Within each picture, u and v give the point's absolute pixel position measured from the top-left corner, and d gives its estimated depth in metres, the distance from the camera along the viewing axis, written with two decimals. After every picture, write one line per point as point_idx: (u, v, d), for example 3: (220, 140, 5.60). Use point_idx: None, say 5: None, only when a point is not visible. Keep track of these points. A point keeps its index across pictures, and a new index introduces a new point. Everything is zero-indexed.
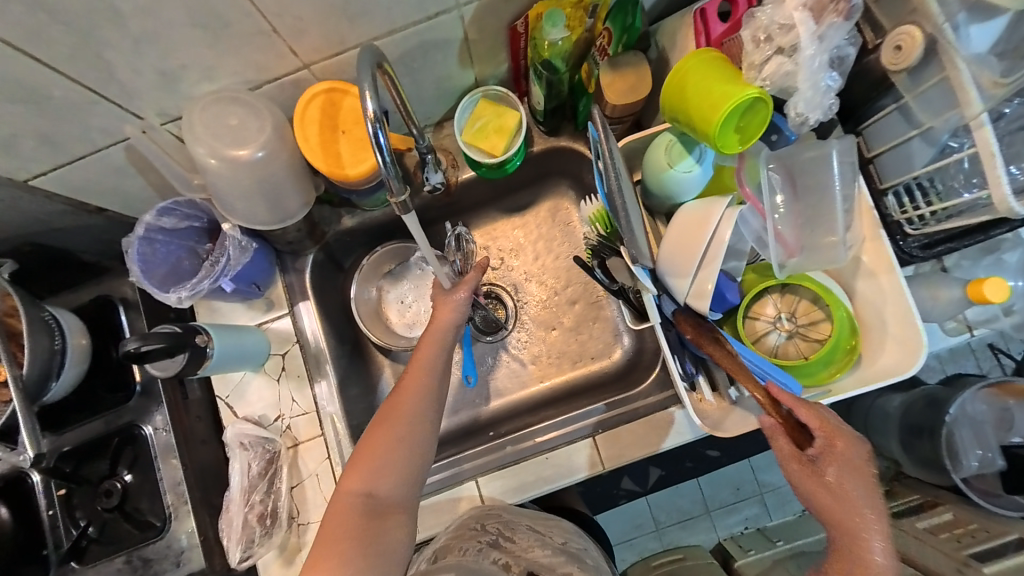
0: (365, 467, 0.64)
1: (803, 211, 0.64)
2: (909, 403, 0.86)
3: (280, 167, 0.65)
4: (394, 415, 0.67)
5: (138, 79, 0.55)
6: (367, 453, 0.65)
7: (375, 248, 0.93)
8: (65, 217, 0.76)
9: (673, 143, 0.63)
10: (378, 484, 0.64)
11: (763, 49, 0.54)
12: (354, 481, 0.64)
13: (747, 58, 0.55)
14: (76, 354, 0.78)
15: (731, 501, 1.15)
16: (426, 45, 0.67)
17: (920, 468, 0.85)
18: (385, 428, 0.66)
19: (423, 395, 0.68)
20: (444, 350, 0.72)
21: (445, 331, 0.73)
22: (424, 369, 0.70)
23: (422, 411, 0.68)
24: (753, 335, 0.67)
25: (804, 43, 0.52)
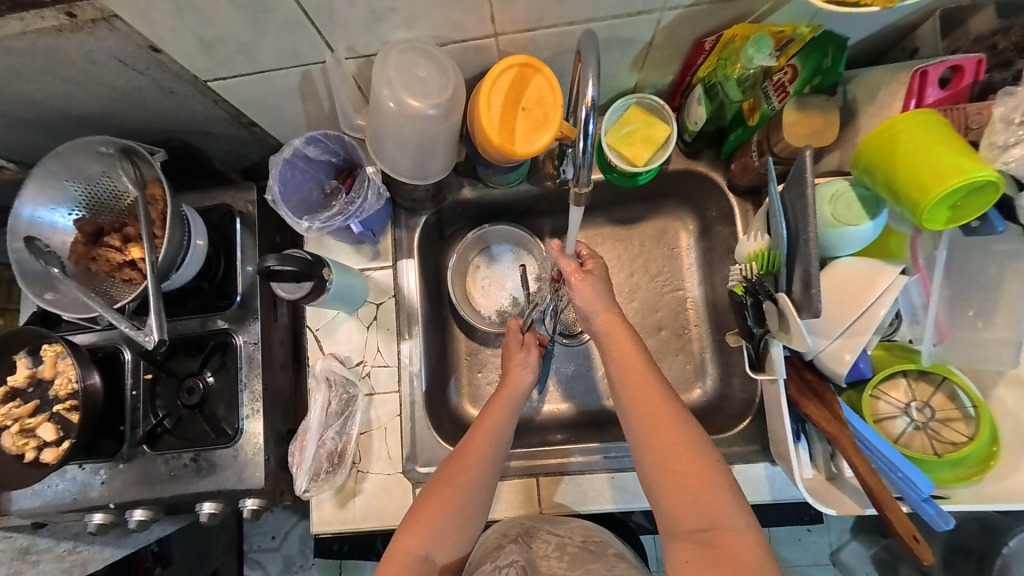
0: (424, 531, 0.65)
1: (974, 301, 0.60)
2: (957, 524, 0.86)
3: (444, 127, 0.65)
4: (455, 482, 0.67)
5: (349, 13, 0.57)
6: (429, 517, 0.65)
7: (483, 225, 0.94)
8: (219, 123, 0.79)
9: (843, 195, 0.58)
10: (434, 548, 0.65)
11: (1015, 131, 0.51)
12: (413, 542, 0.64)
13: (993, 136, 0.53)
14: (195, 254, 0.82)
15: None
16: (612, 41, 0.66)
17: None
18: (447, 493, 0.66)
19: (487, 467, 0.68)
20: (511, 416, 0.73)
21: (515, 398, 0.74)
22: (491, 439, 0.70)
23: (483, 481, 0.68)
24: (876, 415, 0.63)
25: None
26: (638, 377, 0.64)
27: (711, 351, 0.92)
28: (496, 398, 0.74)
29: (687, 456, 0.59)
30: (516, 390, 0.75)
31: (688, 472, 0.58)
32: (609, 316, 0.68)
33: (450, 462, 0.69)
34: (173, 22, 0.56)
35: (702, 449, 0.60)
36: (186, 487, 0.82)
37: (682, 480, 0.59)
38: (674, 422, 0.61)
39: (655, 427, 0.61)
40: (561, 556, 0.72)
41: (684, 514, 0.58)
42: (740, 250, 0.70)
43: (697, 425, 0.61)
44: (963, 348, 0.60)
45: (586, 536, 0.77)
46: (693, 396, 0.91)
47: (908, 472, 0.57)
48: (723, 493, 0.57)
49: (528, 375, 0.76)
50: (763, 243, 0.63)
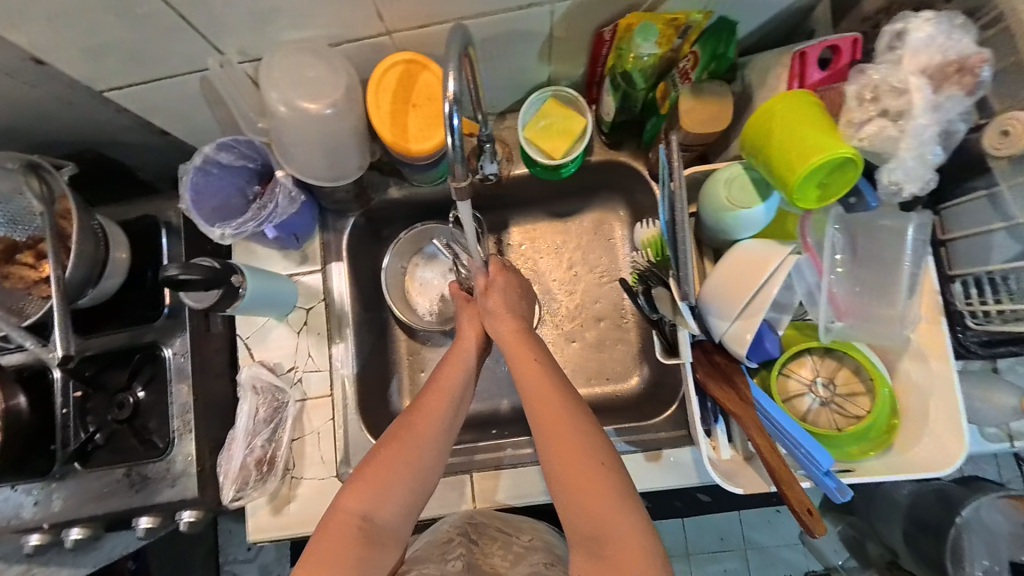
0: (369, 487, 0.60)
1: (865, 279, 0.62)
2: (920, 496, 0.86)
3: (346, 126, 0.65)
4: (405, 435, 0.63)
5: (230, 15, 0.56)
6: (376, 472, 0.61)
7: (416, 224, 0.93)
8: (132, 133, 0.78)
9: (736, 178, 0.59)
10: (378, 509, 0.60)
11: (867, 109, 0.50)
12: (355, 501, 0.60)
13: (847, 113, 0.51)
14: (115, 266, 0.81)
15: (714, 549, 1.12)
16: (512, 34, 0.66)
17: (915, 563, 0.85)
18: (396, 447, 0.62)
19: (440, 422, 0.64)
20: (469, 375, 0.69)
21: (470, 357, 0.71)
22: (447, 395, 0.66)
23: (437, 440, 0.64)
24: (783, 394, 0.64)
25: (918, 111, 0.48)
26: (537, 388, 0.63)
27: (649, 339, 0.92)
28: (453, 354, 0.71)
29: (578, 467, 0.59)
30: (472, 347, 0.72)
31: (579, 481, 0.58)
32: (511, 328, 0.69)
33: (403, 417, 0.65)
34: (48, 32, 0.56)
35: (597, 455, 0.59)
36: (118, 504, 0.81)
37: (574, 490, 0.58)
38: (569, 430, 0.60)
39: (550, 437, 0.60)
40: (507, 552, 0.72)
41: (578, 523, 0.58)
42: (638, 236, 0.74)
43: (594, 432, 0.60)
44: (862, 325, 0.61)
45: (535, 535, 0.77)
46: (631, 384, 0.92)
47: (809, 449, 0.57)
48: (612, 501, 0.57)
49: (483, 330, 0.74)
50: (654, 230, 0.70)
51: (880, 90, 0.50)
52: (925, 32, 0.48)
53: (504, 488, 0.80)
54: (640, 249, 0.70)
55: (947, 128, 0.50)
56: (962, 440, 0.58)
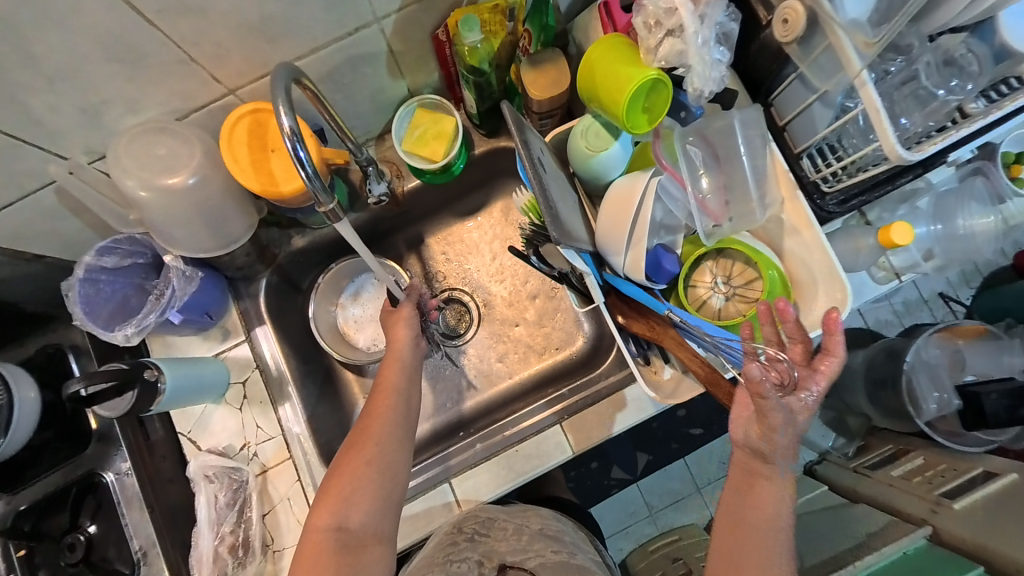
0: (335, 498, 0.62)
1: (726, 178, 0.67)
2: (871, 357, 0.98)
3: (216, 190, 0.66)
4: (363, 441, 0.65)
5: (60, 119, 0.56)
6: (339, 480, 0.63)
7: (330, 265, 0.94)
8: (3, 269, 0.75)
9: (590, 128, 0.64)
10: (347, 516, 0.61)
11: (655, 33, 0.52)
12: (323, 516, 0.61)
13: (642, 43, 0.53)
14: (25, 407, 0.76)
15: (721, 474, 1.15)
16: (353, 60, 0.69)
17: (888, 419, 0.97)
18: (354, 454, 0.64)
19: (392, 419, 0.67)
20: (407, 372, 0.72)
21: (406, 356, 0.73)
22: (394, 393, 0.69)
23: (391, 434, 0.66)
24: (697, 302, 0.70)
25: (687, 22, 0.50)
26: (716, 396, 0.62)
27: None
28: (391, 356, 0.73)
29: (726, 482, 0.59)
30: (406, 344, 0.74)
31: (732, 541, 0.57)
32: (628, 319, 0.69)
33: (356, 426, 0.67)
34: None
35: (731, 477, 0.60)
36: None
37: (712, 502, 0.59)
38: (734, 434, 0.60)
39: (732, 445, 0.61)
40: (516, 535, 0.78)
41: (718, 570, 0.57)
42: (520, 206, 0.80)
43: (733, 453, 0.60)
44: (736, 221, 0.67)
45: (543, 525, 0.82)
46: (578, 345, 0.96)
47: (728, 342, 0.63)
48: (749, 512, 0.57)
49: (409, 329, 0.74)
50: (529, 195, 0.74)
51: (658, 15, 0.51)
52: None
53: (485, 481, 0.81)
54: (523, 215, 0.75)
55: (719, 31, 0.52)
56: (844, 292, 0.65)
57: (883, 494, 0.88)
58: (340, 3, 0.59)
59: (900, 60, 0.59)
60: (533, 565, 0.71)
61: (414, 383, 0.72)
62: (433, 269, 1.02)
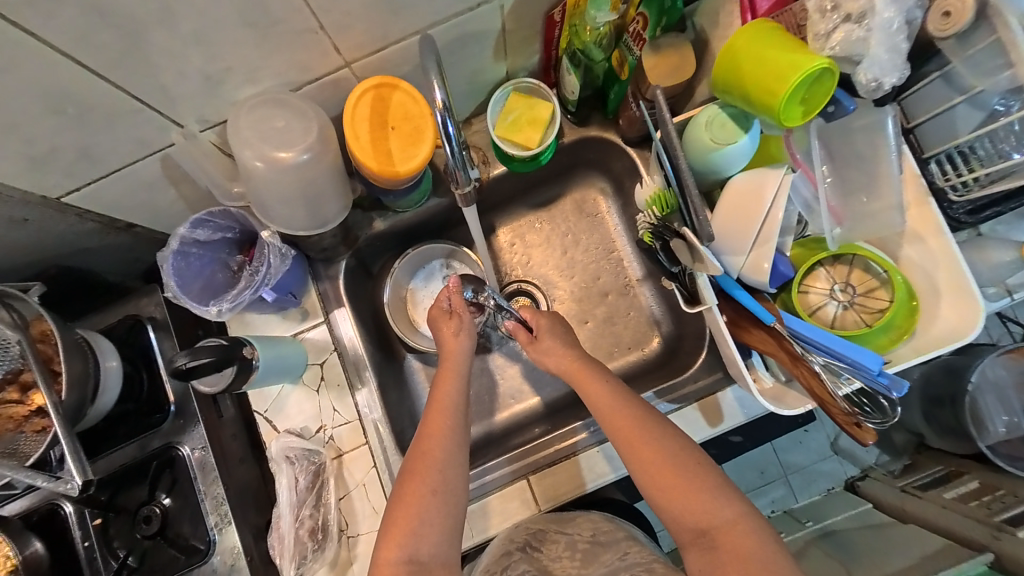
0: (404, 530, 0.59)
1: (849, 178, 0.66)
2: (929, 373, 0.93)
3: (324, 168, 0.64)
4: (425, 466, 0.61)
5: (184, 84, 0.54)
6: (405, 511, 0.59)
7: (405, 251, 0.91)
8: (93, 237, 0.74)
9: (715, 119, 0.62)
10: (418, 547, 0.58)
11: (830, 18, 0.51)
12: (393, 548, 0.58)
13: (812, 28, 0.52)
14: (109, 377, 0.75)
15: (758, 485, 1.12)
16: (465, 38, 0.66)
17: (942, 438, 0.92)
18: (418, 481, 0.61)
19: (451, 442, 0.64)
20: (462, 387, 0.70)
21: (460, 368, 0.72)
22: (450, 412, 0.66)
23: (453, 458, 0.63)
24: (807, 307, 0.67)
25: (877, 6, 0.49)
26: (611, 410, 0.64)
27: (657, 299, 0.94)
28: (444, 371, 0.71)
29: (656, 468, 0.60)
30: (459, 357, 0.73)
31: (682, 492, 0.58)
32: (732, 314, 0.67)
33: (414, 448, 0.64)
34: None
35: (685, 455, 0.60)
36: None
37: (660, 486, 0.59)
38: (648, 433, 0.61)
39: (636, 449, 0.61)
40: (574, 554, 0.75)
41: (679, 523, 0.59)
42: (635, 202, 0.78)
43: (675, 434, 0.62)
44: (859, 223, 0.65)
45: (595, 529, 0.79)
46: (652, 346, 0.93)
47: (857, 358, 0.60)
48: (706, 489, 0.58)
49: (465, 340, 0.74)
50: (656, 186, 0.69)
51: None
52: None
53: (580, 474, 0.79)
54: (646, 208, 0.69)
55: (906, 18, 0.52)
56: (973, 305, 0.62)
57: (933, 514, 0.84)
58: None
59: None
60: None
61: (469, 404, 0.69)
62: (502, 259, 0.99)
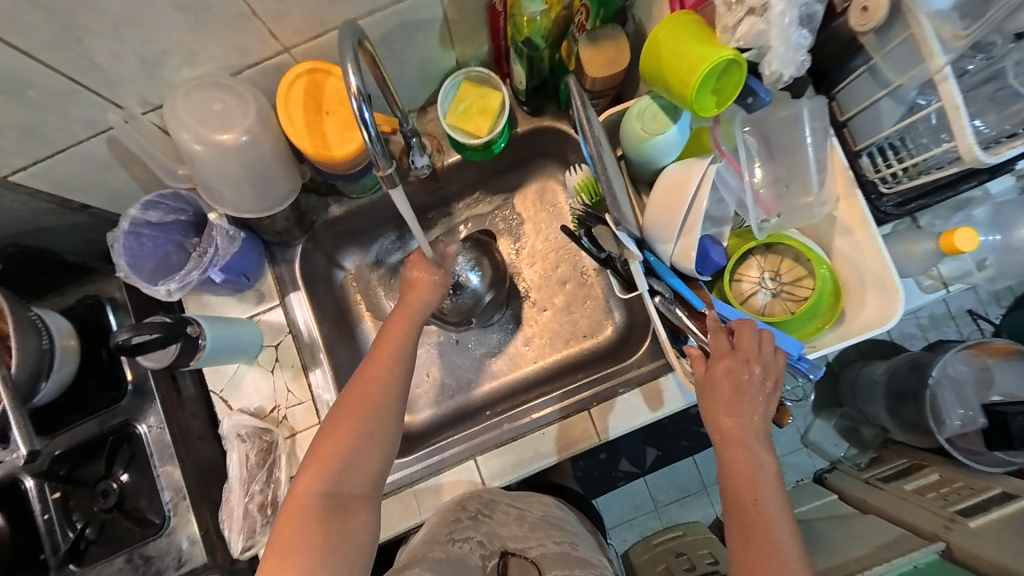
0: (327, 466, 0.59)
1: (781, 169, 0.68)
2: (894, 369, 0.95)
3: (266, 151, 0.65)
4: (359, 408, 0.62)
5: (120, 66, 0.55)
6: (328, 450, 0.60)
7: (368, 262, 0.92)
8: (49, 216, 0.76)
9: (646, 110, 0.63)
10: (339, 483, 0.59)
11: (735, 11, 0.51)
12: (314, 481, 0.59)
13: (720, 21, 0.52)
14: (65, 354, 0.77)
15: None
16: (407, 26, 0.68)
17: (907, 432, 0.93)
18: (349, 421, 0.61)
19: (390, 385, 0.64)
20: (416, 336, 0.69)
21: (420, 313, 0.71)
22: (394, 355, 0.66)
23: (391, 401, 0.64)
24: (739, 296, 0.69)
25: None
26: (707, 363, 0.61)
27: (612, 289, 0.96)
28: (402, 308, 0.71)
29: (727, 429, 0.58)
30: (424, 299, 0.72)
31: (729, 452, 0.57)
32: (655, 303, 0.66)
33: (349, 388, 0.64)
34: None
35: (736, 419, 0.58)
36: None
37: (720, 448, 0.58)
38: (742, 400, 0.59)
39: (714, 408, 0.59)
40: (522, 522, 0.76)
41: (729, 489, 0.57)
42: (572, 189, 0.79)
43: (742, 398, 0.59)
44: (788, 214, 0.68)
45: (545, 511, 0.81)
46: (606, 334, 0.95)
47: (777, 342, 0.61)
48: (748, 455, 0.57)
49: (430, 296, 0.72)
50: (585, 173, 0.72)
51: None
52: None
53: (523, 458, 0.80)
54: (576, 195, 0.73)
55: (805, 11, 0.51)
56: (895, 295, 0.63)
57: (893, 506, 0.86)
58: None
59: (980, 58, 0.56)
60: (535, 554, 0.70)
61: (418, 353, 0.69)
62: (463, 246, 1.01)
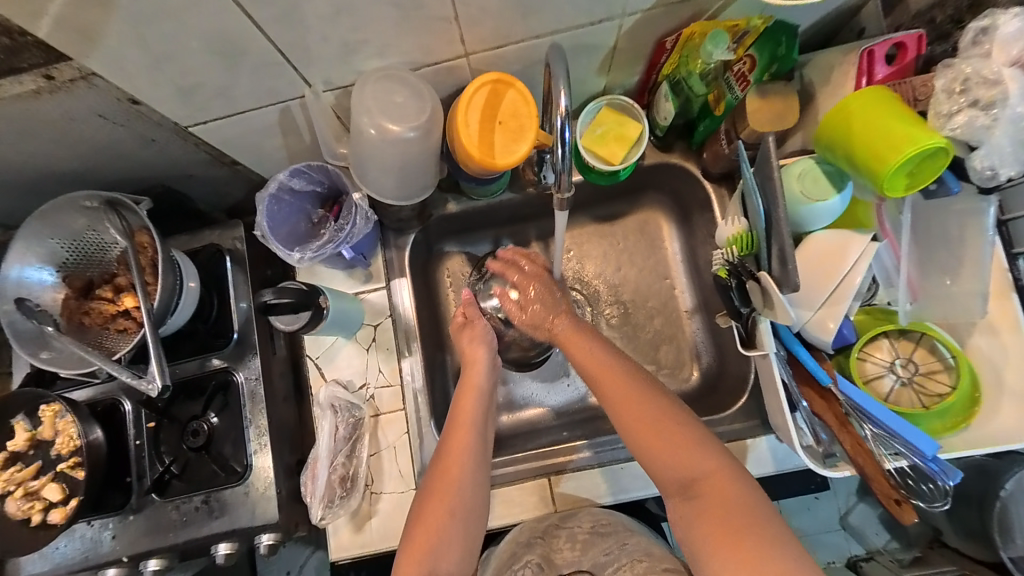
0: (422, 552, 0.65)
1: (937, 258, 0.66)
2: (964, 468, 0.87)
3: (425, 145, 0.67)
4: (444, 492, 0.68)
5: (324, 47, 0.58)
6: (426, 535, 0.67)
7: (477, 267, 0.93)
8: (200, 167, 0.81)
9: (810, 172, 0.62)
10: (438, 564, 0.66)
11: (957, 100, 0.54)
12: (415, 567, 0.65)
13: (937, 107, 0.55)
14: (189, 296, 0.81)
15: None
16: (578, 49, 0.68)
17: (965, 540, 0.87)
18: (437, 505, 0.68)
19: (470, 466, 0.70)
20: (485, 408, 0.76)
21: (483, 393, 0.77)
22: (468, 433, 0.73)
23: (473, 483, 0.70)
24: (864, 376, 0.67)
25: (1013, 98, 0.51)
26: (597, 366, 0.69)
27: (703, 333, 0.94)
28: (468, 384, 0.78)
29: (642, 415, 0.65)
30: (482, 370, 0.79)
31: (663, 438, 0.63)
32: (579, 341, 0.71)
33: (436, 467, 0.71)
34: (152, 74, 0.58)
35: (660, 406, 0.65)
36: (200, 531, 0.82)
37: (648, 436, 0.64)
38: (642, 402, 0.65)
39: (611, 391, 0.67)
40: (573, 544, 0.80)
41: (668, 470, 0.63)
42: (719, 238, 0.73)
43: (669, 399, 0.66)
44: (935, 303, 0.66)
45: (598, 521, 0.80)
46: (689, 378, 0.93)
47: (911, 439, 0.61)
48: (691, 441, 0.63)
49: (486, 352, 0.80)
50: (740, 226, 0.68)
51: (971, 81, 0.53)
52: (1014, 26, 0.51)
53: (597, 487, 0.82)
54: (725, 246, 0.70)
55: None
56: None
57: None
58: None
59: None
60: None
61: (487, 427, 0.75)
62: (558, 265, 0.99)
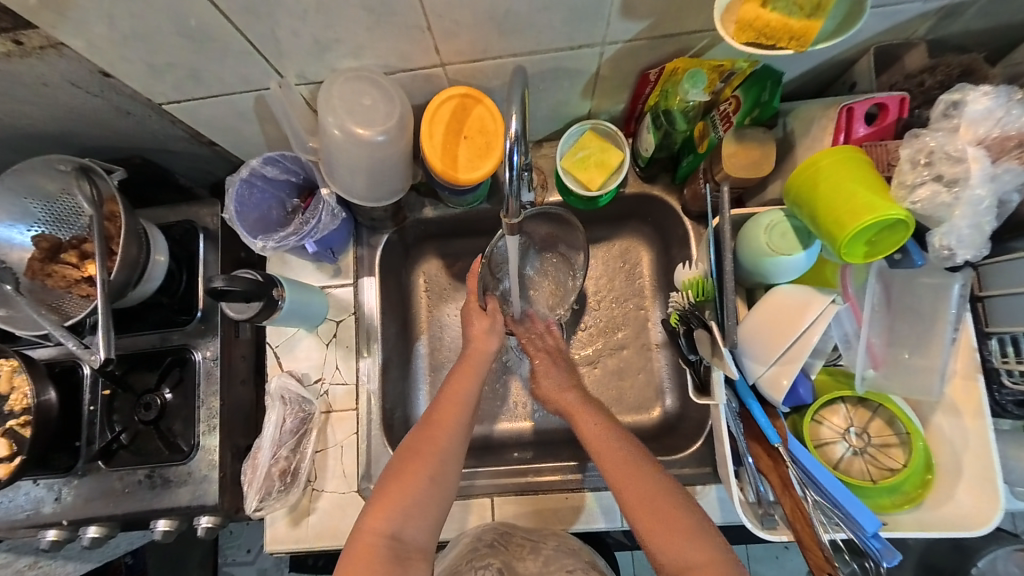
0: (393, 507, 0.63)
1: (903, 327, 0.63)
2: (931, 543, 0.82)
3: (394, 151, 0.67)
4: (427, 451, 0.66)
5: (295, 42, 0.58)
6: (394, 492, 0.64)
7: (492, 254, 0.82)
8: (181, 143, 0.81)
9: (779, 225, 0.60)
10: (404, 527, 0.62)
11: (920, 172, 0.53)
12: (380, 522, 0.62)
13: (900, 176, 0.54)
14: (154, 269, 0.81)
15: None
16: (560, 71, 0.66)
17: None
18: (419, 463, 0.65)
19: (458, 434, 0.69)
20: (479, 382, 0.75)
21: (483, 362, 0.77)
22: (460, 404, 0.71)
23: (453, 452, 0.68)
24: (816, 440, 0.65)
25: (975, 179, 0.50)
26: (601, 443, 0.67)
27: (670, 370, 0.91)
28: (467, 363, 0.77)
29: (642, 498, 0.62)
30: (488, 346, 0.79)
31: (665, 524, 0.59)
32: (564, 399, 0.76)
33: (419, 432, 0.69)
34: (122, 51, 0.58)
35: (661, 488, 0.62)
36: (139, 504, 0.82)
37: (651, 521, 0.60)
38: (638, 478, 0.63)
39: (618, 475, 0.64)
40: (535, 556, 0.72)
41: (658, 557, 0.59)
42: (677, 280, 0.73)
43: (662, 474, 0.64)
44: (898, 376, 0.63)
45: (558, 541, 0.75)
46: (651, 414, 0.90)
47: (851, 510, 0.58)
48: (686, 527, 0.59)
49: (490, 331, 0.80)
50: (698, 272, 0.68)
51: (936, 155, 0.52)
52: (982, 105, 0.50)
53: (541, 517, 0.80)
54: (680, 290, 0.70)
55: (1004, 196, 0.52)
56: (994, 499, 0.58)
57: None
58: (583, 18, 0.56)
59: None
60: None
61: (478, 405, 0.74)
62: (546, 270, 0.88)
